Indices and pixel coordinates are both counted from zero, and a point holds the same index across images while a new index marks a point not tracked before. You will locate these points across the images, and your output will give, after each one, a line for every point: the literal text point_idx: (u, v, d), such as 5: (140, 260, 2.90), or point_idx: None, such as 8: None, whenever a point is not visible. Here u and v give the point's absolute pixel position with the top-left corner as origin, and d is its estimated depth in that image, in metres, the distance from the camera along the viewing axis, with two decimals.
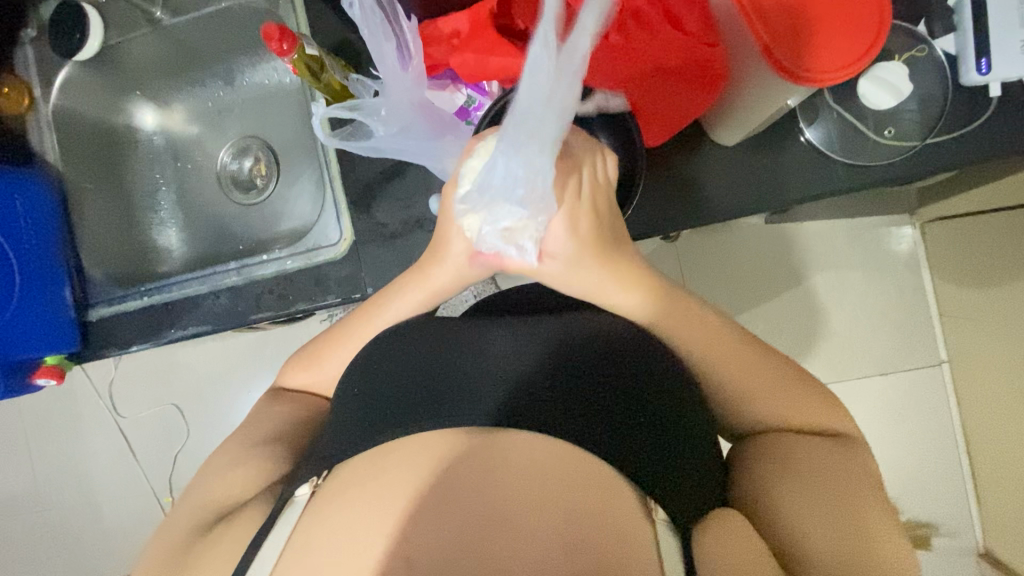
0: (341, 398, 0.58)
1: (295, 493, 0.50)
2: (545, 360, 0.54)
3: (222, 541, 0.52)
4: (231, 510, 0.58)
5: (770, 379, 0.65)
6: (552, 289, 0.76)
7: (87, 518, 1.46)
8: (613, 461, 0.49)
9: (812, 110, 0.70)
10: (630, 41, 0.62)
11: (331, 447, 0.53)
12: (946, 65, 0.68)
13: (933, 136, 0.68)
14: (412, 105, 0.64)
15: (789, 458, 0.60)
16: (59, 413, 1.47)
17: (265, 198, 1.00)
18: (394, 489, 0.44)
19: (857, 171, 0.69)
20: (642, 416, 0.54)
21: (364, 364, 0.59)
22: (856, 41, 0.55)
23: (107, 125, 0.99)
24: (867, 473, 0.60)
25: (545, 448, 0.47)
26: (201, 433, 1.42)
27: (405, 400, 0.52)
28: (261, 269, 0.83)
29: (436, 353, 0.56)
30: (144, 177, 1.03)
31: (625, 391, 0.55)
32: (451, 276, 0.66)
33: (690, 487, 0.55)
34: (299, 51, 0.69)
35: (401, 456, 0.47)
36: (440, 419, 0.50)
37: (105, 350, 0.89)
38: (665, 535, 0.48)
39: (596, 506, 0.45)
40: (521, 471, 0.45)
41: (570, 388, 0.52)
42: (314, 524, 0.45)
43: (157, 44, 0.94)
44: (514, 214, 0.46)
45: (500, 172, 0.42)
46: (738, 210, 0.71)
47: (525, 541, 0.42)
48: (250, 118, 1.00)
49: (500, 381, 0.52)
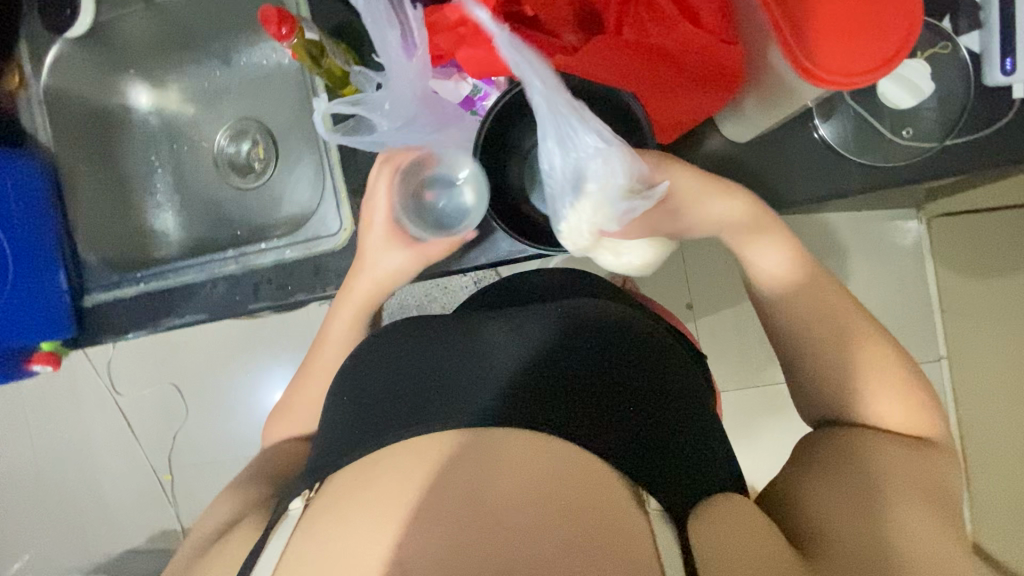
0: (333, 402, 0.56)
1: (289, 506, 0.50)
2: (542, 347, 0.52)
3: (227, 550, 0.53)
4: (234, 523, 0.58)
5: (878, 357, 0.59)
6: (557, 283, 0.75)
7: (87, 493, 1.47)
8: (608, 458, 0.48)
9: (828, 106, 0.68)
10: (646, 36, 0.60)
11: (321, 454, 0.52)
12: (969, 63, 0.66)
13: (952, 136, 0.66)
14: (414, 98, 0.64)
15: (807, 459, 0.58)
16: (57, 392, 1.46)
17: (263, 182, 0.97)
18: (382, 500, 0.44)
19: (871, 171, 0.67)
20: (639, 407, 0.52)
21: (351, 368, 0.58)
22: (882, 46, 0.52)
23: (100, 104, 0.96)
24: (911, 466, 0.53)
25: (535, 451, 0.46)
26: (201, 414, 1.42)
27: (395, 402, 0.51)
28: (260, 258, 0.81)
29: (424, 353, 0.54)
30: (138, 158, 1.00)
31: (623, 372, 0.54)
32: (369, 285, 0.72)
33: (692, 471, 0.53)
34: (298, 35, 0.67)
35: (390, 464, 0.46)
36: (428, 423, 0.48)
37: (102, 335, 0.88)
38: (660, 527, 0.47)
39: (590, 501, 0.45)
40: (512, 471, 0.45)
41: (562, 377, 0.51)
42: (306, 536, 0.45)
43: (150, 20, 0.90)
44: (607, 178, 0.55)
45: (554, 151, 0.57)
46: (772, 202, 0.69)
47: (526, 545, 0.42)
48: (248, 100, 0.97)
49: (494, 373, 0.51)
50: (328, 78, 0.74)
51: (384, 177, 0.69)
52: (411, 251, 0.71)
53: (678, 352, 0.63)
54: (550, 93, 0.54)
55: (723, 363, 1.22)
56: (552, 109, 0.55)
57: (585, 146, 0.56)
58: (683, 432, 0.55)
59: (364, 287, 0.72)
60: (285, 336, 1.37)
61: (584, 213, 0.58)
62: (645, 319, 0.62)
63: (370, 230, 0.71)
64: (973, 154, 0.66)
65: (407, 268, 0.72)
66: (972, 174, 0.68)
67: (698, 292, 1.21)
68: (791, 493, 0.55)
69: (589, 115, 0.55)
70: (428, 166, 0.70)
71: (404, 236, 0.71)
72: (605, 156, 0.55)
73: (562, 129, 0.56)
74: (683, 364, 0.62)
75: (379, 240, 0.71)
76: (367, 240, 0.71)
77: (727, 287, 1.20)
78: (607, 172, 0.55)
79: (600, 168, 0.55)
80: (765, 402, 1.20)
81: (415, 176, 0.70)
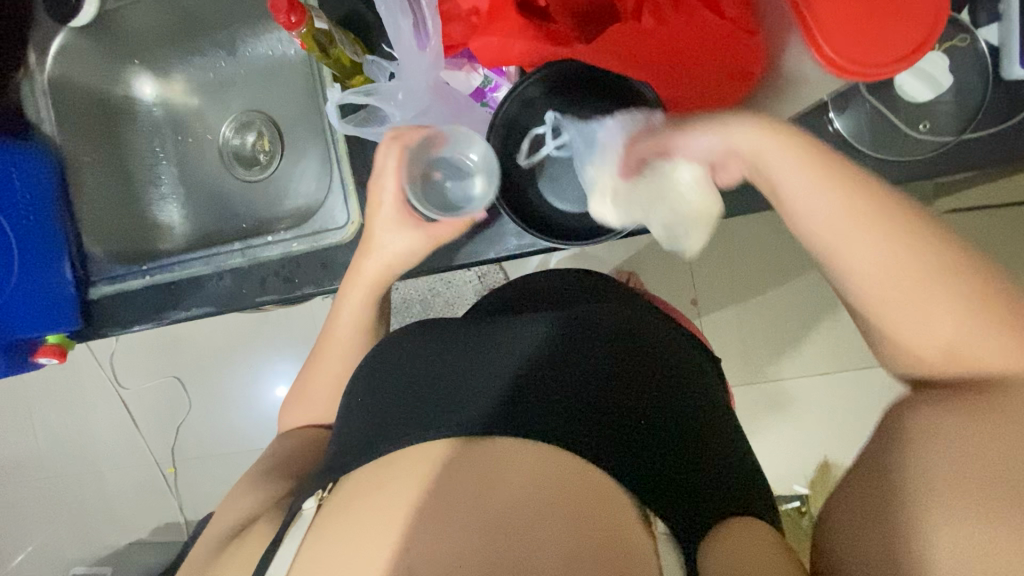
0: (346, 405, 0.56)
1: (301, 506, 0.50)
2: (548, 356, 0.52)
3: (243, 548, 0.53)
4: (249, 524, 0.58)
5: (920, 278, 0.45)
6: (575, 287, 0.74)
7: (92, 486, 1.48)
8: (616, 473, 0.48)
9: (842, 99, 0.67)
10: (662, 24, 0.58)
11: (333, 456, 0.52)
12: (988, 57, 0.65)
13: (969, 131, 0.65)
14: (426, 88, 0.65)
15: (864, 460, 0.50)
16: (62, 385, 1.46)
17: (268, 175, 0.96)
18: (391, 505, 0.45)
19: (886, 165, 0.67)
20: (649, 417, 0.52)
21: (365, 371, 0.57)
22: (907, 36, 0.51)
23: (104, 95, 0.96)
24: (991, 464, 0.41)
25: (542, 459, 0.46)
26: (205, 407, 1.42)
27: (406, 407, 0.50)
28: (267, 251, 0.81)
29: (436, 357, 0.54)
30: (144, 150, 0.99)
31: (635, 382, 0.53)
32: (377, 267, 0.68)
33: (702, 484, 0.52)
34: (308, 25, 0.66)
35: (400, 468, 0.47)
36: (436, 428, 0.48)
37: (107, 329, 0.87)
38: (662, 541, 0.49)
39: (594, 513, 0.45)
40: (517, 478, 0.45)
41: (573, 385, 0.50)
42: (321, 538, 0.45)
43: (155, 9, 0.90)
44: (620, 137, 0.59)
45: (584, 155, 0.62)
46: None
47: (523, 557, 0.42)
48: (253, 91, 0.96)
49: (506, 380, 0.50)
50: (337, 67, 0.73)
51: (389, 157, 0.65)
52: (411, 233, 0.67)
53: (691, 359, 0.62)
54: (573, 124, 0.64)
55: (727, 360, 1.21)
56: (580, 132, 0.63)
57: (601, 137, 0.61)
58: (690, 441, 0.54)
59: (371, 269, 0.68)
60: (288, 329, 1.36)
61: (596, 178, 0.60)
62: (655, 326, 0.61)
63: (380, 209, 0.67)
64: (990, 149, 0.65)
65: (418, 248, 0.67)
66: (987, 170, 0.67)
67: (703, 288, 1.21)
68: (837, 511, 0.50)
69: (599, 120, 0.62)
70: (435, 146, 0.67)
71: (415, 216, 0.67)
72: (614, 129, 0.60)
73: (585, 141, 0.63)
74: (693, 367, 0.61)
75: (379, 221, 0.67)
76: (378, 221, 0.67)
77: (733, 283, 1.20)
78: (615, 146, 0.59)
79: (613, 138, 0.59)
80: (771, 398, 1.20)
81: (422, 152, 0.67)
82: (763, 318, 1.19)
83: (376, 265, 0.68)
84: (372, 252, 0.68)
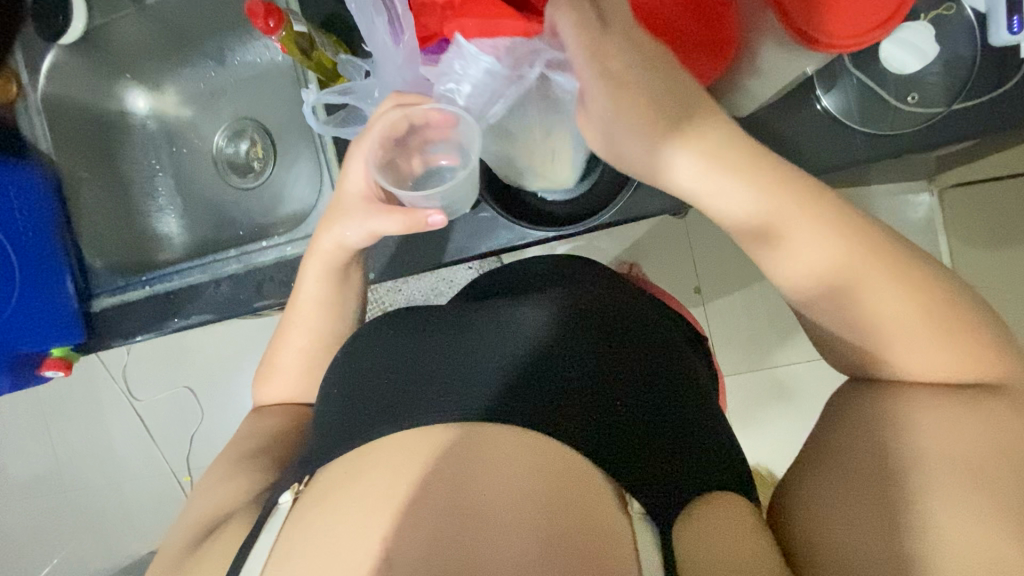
0: (325, 399, 0.56)
1: (277, 501, 0.50)
2: (535, 339, 0.52)
3: (224, 544, 0.51)
4: (222, 522, 0.56)
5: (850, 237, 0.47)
6: (563, 264, 0.76)
7: (110, 496, 1.50)
8: (593, 456, 0.48)
9: (829, 76, 0.66)
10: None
11: (314, 449, 0.53)
12: (975, 24, 0.64)
13: (959, 101, 0.64)
14: (404, 84, 0.65)
15: (824, 450, 0.50)
16: (77, 397, 1.49)
17: (263, 182, 0.97)
18: (367, 496, 0.46)
19: (876, 139, 0.65)
20: (630, 399, 0.51)
21: (345, 361, 0.57)
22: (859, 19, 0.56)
23: (98, 110, 0.97)
24: (980, 460, 0.43)
25: (515, 443, 0.47)
26: (215, 414, 1.43)
27: (384, 396, 0.51)
28: (262, 256, 0.82)
29: (415, 345, 0.54)
30: (142, 163, 1.00)
31: (614, 364, 0.53)
32: (332, 245, 0.66)
33: (686, 465, 0.52)
34: (287, 28, 0.68)
35: (374, 462, 0.47)
36: (413, 416, 0.49)
37: (110, 340, 0.88)
38: (641, 530, 0.47)
39: (572, 497, 0.45)
40: (496, 464, 0.46)
41: (552, 370, 0.50)
42: (298, 530, 0.46)
43: (144, 23, 0.92)
44: (488, 69, 0.58)
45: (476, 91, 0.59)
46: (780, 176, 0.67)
47: (498, 541, 0.44)
48: (243, 98, 0.97)
49: (485, 366, 0.51)
50: (320, 71, 0.74)
51: (386, 114, 0.60)
52: (366, 213, 0.62)
53: (676, 342, 0.62)
54: (454, 67, 0.58)
55: (733, 346, 1.20)
56: (453, 75, 0.59)
57: (475, 78, 0.58)
58: (678, 423, 0.54)
59: (325, 244, 0.66)
60: None
61: (470, 80, 0.58)
62: (641, 313, 0.61)
63: (347, 178, 0.64)
64: (984, 117, 0.64)
65: (366, 230, 0.63)
66: (982, 139, 0.66)
67: (705, 274, 1.20)
68: (804, 496, 0.49)
69: (466, 55, 0.57)
70: (435, 139, 0.63)
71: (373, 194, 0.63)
72: (478, 66, 0.58)
73: (469, 81, 0.59)
74: (678, 349, 0.61)
75: (353, 178, 0.64)
76: (346, 183, 0.64)
77: (737, 269, 1.19)
78: (492, 84, 0.59)
79: (484, 74, 0.58)
80: (779, 384, 1.18)
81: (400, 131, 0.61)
82: (767, 302, 1.19)
83: (326, 242, 0.66)
84: (330, 228, 0.65)
